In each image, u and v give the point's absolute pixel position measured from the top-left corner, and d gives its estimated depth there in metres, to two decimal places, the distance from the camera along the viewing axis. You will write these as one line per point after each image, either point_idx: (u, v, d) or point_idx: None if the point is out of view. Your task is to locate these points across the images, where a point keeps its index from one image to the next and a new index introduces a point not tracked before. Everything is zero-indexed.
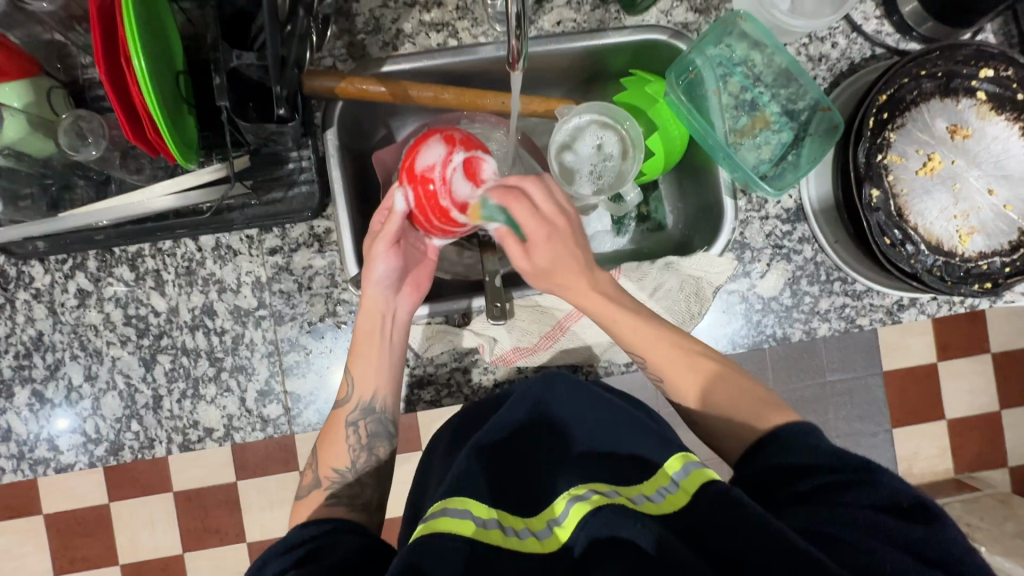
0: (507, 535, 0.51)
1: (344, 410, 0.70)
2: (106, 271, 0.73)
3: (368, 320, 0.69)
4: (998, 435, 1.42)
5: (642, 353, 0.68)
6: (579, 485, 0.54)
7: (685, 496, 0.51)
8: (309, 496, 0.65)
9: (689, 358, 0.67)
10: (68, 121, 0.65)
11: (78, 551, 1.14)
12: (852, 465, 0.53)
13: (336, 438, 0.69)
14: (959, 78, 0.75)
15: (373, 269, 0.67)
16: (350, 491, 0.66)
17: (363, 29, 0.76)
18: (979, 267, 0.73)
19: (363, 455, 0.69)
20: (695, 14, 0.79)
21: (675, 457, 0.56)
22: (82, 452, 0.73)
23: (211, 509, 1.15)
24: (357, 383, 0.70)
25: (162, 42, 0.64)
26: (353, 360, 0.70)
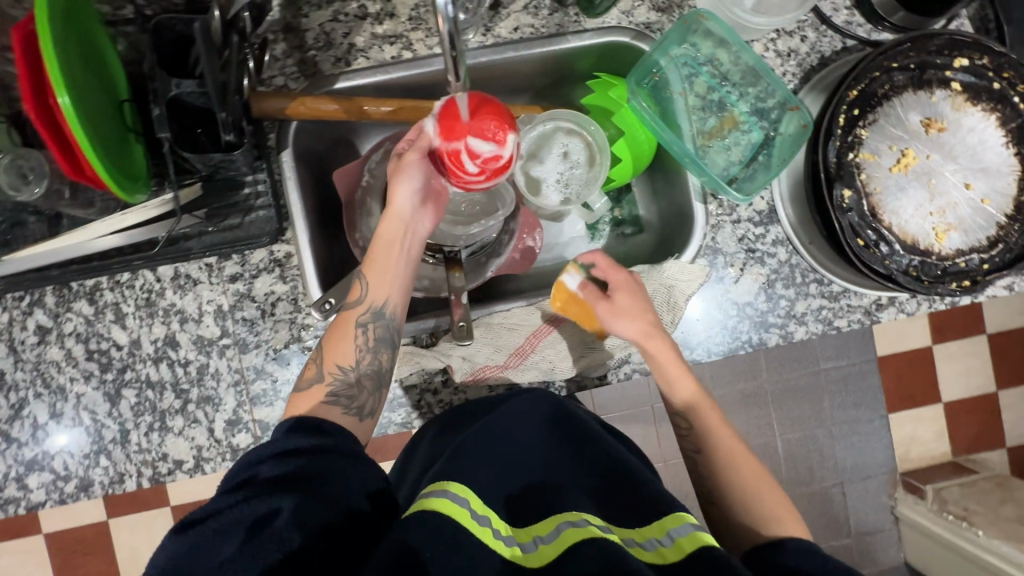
0: (495, 538, 0.47)
1: (354, 310, 0.64)
2: (64, 306, 0.72)
3: (391, 227, 0.66)
4: (998, 417, 1.40)
5: (702, 427, 0.65)
6: (577, 511, 0.50)
7: (677, 553, 0.46)
8: (310, 389, 0.60)
9: (739, 450, 0.63)
10: (5, 160, 0.63)
11: (77, 569, 1.13)
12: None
13: (344, 337, 0.63)
14: (932, 69, 0.72)
15: (399, 182, 0.66)
16: (349, 391, 0.61)
17: (314, 45, 0.73)
18: (956, 265, 0.71)
19: (367, 356, 0.63)
20: (657, 13, 0.77)
21: (675, 514, 0.50)
22: (52, 489, 0.72)
23: None
24: (371, 286, 0.64)
25: (101, 73, 0.61)
26: (369, 264, 0.65)
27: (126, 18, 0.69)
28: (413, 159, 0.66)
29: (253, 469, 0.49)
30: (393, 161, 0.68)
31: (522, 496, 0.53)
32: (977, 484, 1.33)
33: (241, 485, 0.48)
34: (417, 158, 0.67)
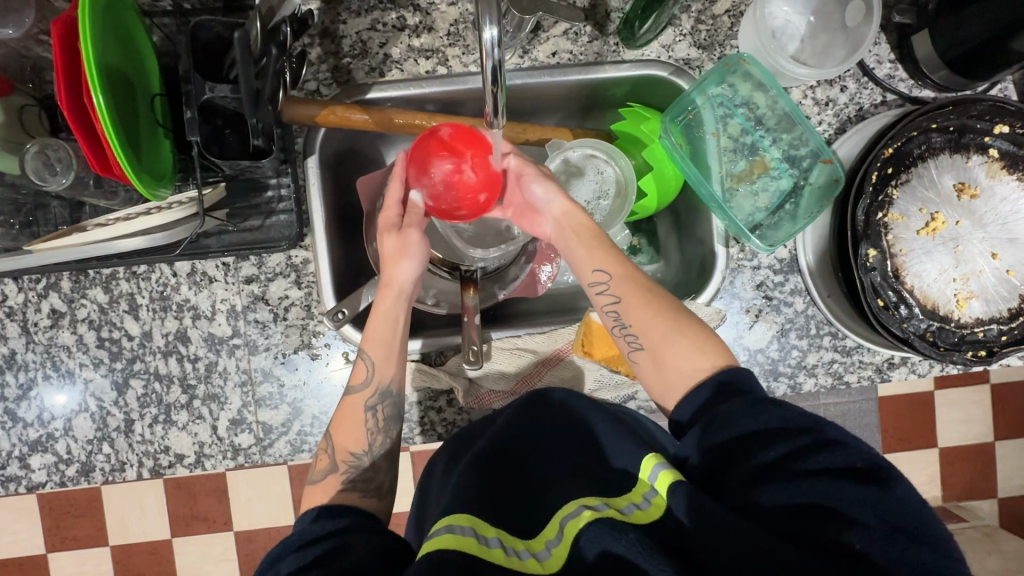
0: (508, 555, 0.49)
1: (360, 395, 0.64)
2: (80, 292, 0.72)
3: (392, 306, 0.67)
4: (992, 468, 1.39)
5: (633, 321, 0.63)
6: (574, 501, 0.52)
7: (663, 503, 0.49)
8: (327, 479, 0.60)
9: (662, 307, 0.63)
10: (33, 149, 0.62)
11: (69, 531, 1.15)
12: (806, 427, 0.49)
13: (353, 420, 0.64)
14: (971, 134, 0.72)
15: (402, 262, 0.67)
16: (365, 476, 0.61)
17: (349, 53, 0.72)
18: (974, 334, 0.71)
19: (380, 438, 0.64)
20: (698, 50, 0.75)
21: (647, 460, 0.54)
22: (54, 472, 0.73)
23: (198, 497, 1.14)
24: (374, 366, 0.65)
25: (136, 69, 0.61)
26: (369, 345, 0.65)
27: (163, 10, 0.68)
28: (415, 240, 0.67)
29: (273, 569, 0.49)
30: (392, 239, 0.68)
31: (524, 506, 0.55)
32: (964, 532, 1.33)
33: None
34: (416, 233, 0.68)
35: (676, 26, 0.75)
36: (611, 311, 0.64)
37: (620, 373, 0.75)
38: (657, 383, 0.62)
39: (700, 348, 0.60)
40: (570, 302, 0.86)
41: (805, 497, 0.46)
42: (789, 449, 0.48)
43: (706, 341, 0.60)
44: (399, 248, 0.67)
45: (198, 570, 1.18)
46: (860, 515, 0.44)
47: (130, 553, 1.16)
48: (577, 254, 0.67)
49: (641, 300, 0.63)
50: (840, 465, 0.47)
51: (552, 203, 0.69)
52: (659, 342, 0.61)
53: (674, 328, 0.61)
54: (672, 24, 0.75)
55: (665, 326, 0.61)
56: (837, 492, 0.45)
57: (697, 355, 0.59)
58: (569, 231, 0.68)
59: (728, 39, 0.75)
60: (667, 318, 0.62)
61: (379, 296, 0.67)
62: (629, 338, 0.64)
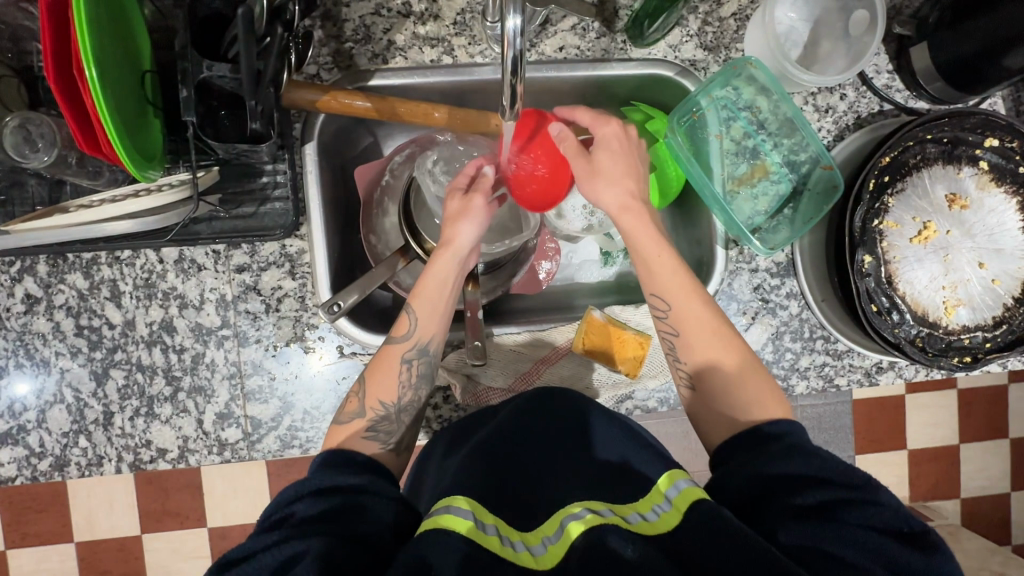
0: (503, 544, 0.48)
1: (399, 345, 0.63)
2: (57, 277, 0.69)
3: (446, 267, 0.65)
4: (956, 469, 1.45)
5: (687, 341, 0.63)
6: (577, 502, 0.51)
7: (678, 515, 0.48)
8: (352, 422, 0.60)
9: (719, 335, 0.62)
10: (13, 124, 0.59)
11: (30, 527, 1.09)
12: (856, 483, 0.49)
13: (387, 371, 0.62)
14: (964, 146, 0.74)
15: (462, 223, 0.65)
16: (389, 425, 0.61)
17: (351, 37, 0.70)
18: (960, 341, 0.73)
19: (409, 394, 0.63)
20: (704, 52, 0.75)
21: (667, 474, 0.53)
22: (25, 466, 0.69)
23: (170, 494, 1.10)
24: (417, 321, 0.63)
25: (126, 42, 0.58)
26: (418, 300, 0.64)
27: None
28: (478, 202, 0.66)
29: (287, 509, 0.49)
30: (457, 198, 0.67)
31: (526, 500, 0.54)
32: None
33: (278, 523, 0.48)
34: (481, 197, 0.67)
35: (683, 26, 0.75)
36: (667, 339, 0.65)
37: (619, 372, 0.76)
38: (701, 421, 0.61)
39: (761, 403, 0.59)
40: (562, 300, 0.86)
41: (830, 542, 0.46)
42: (831, 496, 0.48)
43: (767, 396, 0.59)
44: (461, 208, 0.66)
45: (171, 567, 1.14)
46: (866, 564, 0.45)
47: (97, 550, 1.11)
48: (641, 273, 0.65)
49: (703, 336, 0.62)
50: (876, 521, 0.47)
51: (609, 202, 0.66)
52: (715, 385, 0.60)
53: (731, 370, 0.60)
54: (680, 24, 0.75)
55: (723, 365, 0.61)
56: (863, 542, 0.46)
57: (755, 409, 0.58)
58: (632, 240, 0.65)
59: (734, 42, 0.76)
60: (714, 334, 0.62)
61: (435, 254, 0.65)
62: (682, 371, 0.63)
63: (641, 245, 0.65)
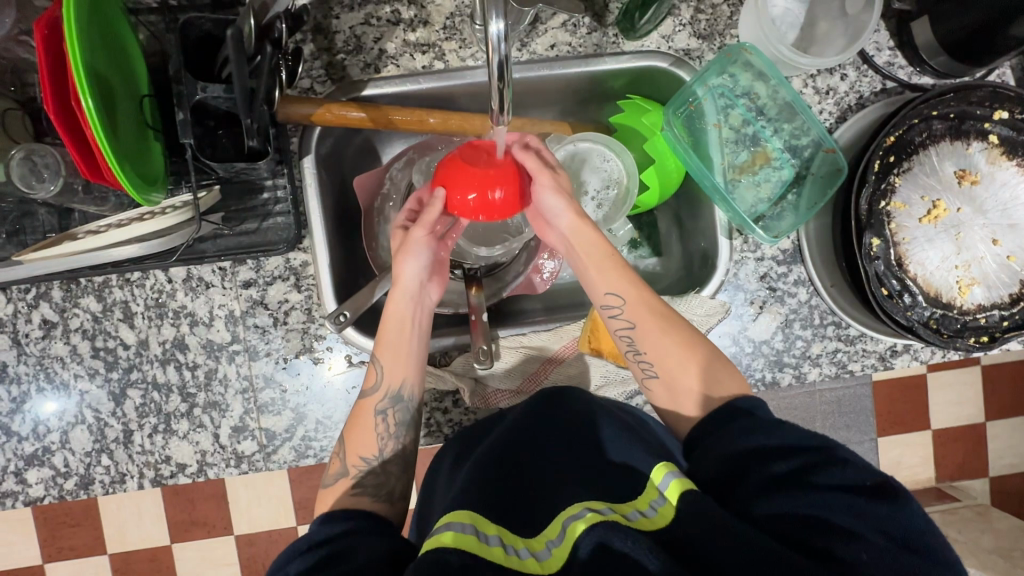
0: (507, 553, 0.48)
1: (372, 398, 0.64)
2: (72, 301, 0.70)
3: (399, 308, 0.65)
4: (983, 448, 1.42)
5: (643, 347, 0.64)
6: (576, 503, 0.51)
7: (672, 508, 0.49)
8: (336, 485, 0.61)
9: (675, 336, 0.63)
10: (18, 156, 0.60)
11: (67, 541, 1.13)
12: (819, 446, 0.51)
13: (364, 425, 0.63)
14: (972, 120, 0.72)
15: (405, 259, 0.64)
16: (376, 480, 0.61)
17: (343, 49, 0.71)
18: (976, 321, 0.71)
19: (390, 443, 0.64)
20: (698, 40, 0.74)
21: (658, 469, 0.53)
22: (52, 486, 0.71)
23: (197, 504, 1.13)
24: (384, 370, 0.65)
25: (123, 68, 0.59)
26: (380, 350, 0.65)
27: (148, 7, 0.65)
28: (419, 236, 0.64)
29: (279, 574, 0.49)
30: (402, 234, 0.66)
31: (530, 504, 0.54)
32: (960, 512, 1.35)
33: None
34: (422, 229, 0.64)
35: (676, 16, 0.74)
36: (625, 336, 0.65)
37: (627, 368, 0.75)
38: (665, 407, 0.63)
39: (716, 376, 0.61)
40: (570, 299, 0.85)
41: (807, 508, 0.47)
42: (803, 462, 0.50)
43: (720, 367, 0.62)
44: (402, 242, 0.65)
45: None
46: (859, 528, 0.46)
47: (129, 560, 1.14)
48: (590, 280, 0.66)
49: (656, 329, 0.63)
50: (842, 480, 0.49)
51: (561, 218, 0.66)
52: (673, 370, 0.62)
53: (688, 365, 0.62)
54: (672, 14, 0.74)
55: (683, 361, 0.62)
56: (834, 501, 0.47)
57: (711, 386, 0.60)
58: (580, 254, 0.67)
59: (728, 28, 0.74)
60: (675, 342, 0.63)
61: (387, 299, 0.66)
62: (643, 364, 0.64)
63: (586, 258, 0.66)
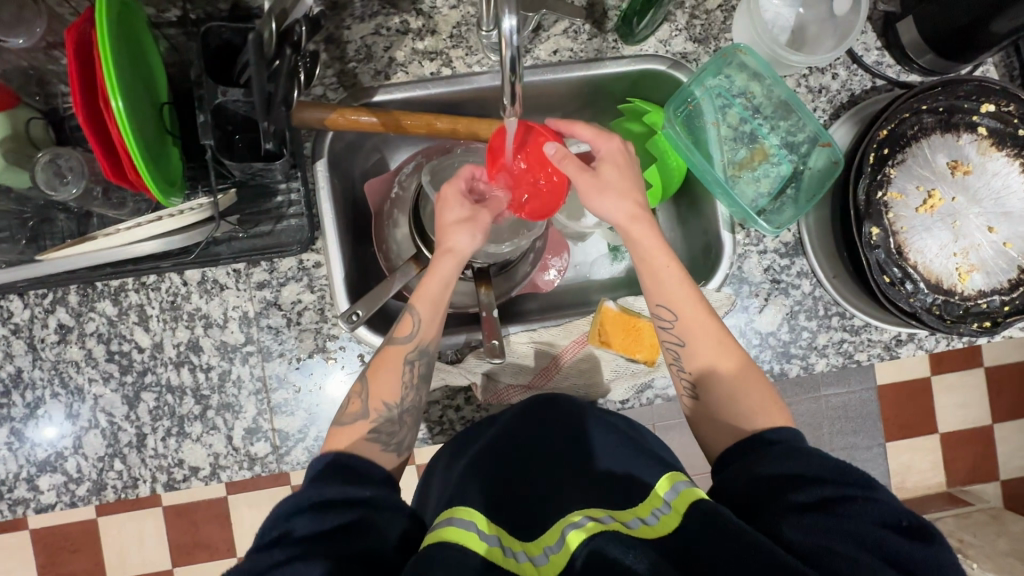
0: (505, 554, 0.49)
1: (401, 346, 0.64)
2: (88, 305, 0.71)
3: (449, 270, 0.66)
4: (992, 450, 1.41)
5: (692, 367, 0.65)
6: (577, 511, 0.52)
7: (677, 517, 0.49)
8: (356, 424, 0.61)
9: (727, 362, 0.64)
10: (45, 159, 0.62)
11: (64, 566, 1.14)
12: (858, 482, 0.50)
13: (390, 368, 0.64)
14: (960, 113, 0.74)
15: (468, 228, 0.66)
16: (391, 427, 0.62)
17: (354, 58, 0.74)
18: (978, 306, 0.73)
19: (411, 394, 0.64)
20: (694, 44, 0.78)
21: (664, 480, 0.54)
22: (64, 492, 0.71)
23: (199, 526, 1.16)
24: (421, 323, 0.64)
25: (146, 76, 0.61)
26: (420, 301, 0.65)
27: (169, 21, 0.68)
28: (484, 217, 0.67)
29: (284, 525, 0.49)
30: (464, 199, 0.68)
31: (528, 514, 0.55)
32: (973, 516, 1.33)
33: (277, 540, 0.48)
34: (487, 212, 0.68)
35: (672, 21, 0.77)
36: (672, 349, 0.66)
37: (637, 361, 0.75)
38: (705, 430, 0.63)
39: (748, 394, 0.62)
40: (576, 296, 0.89)
41: (823, 537, 0.46)
42: (833, 494, 0.49)
43: (769, 406, 0.61)
44: (471, 213, 0.67)
45: None
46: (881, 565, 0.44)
47: None
48: (646, 284, 0.67)
49: (708, 348, 0.64)
50: (875, 518, 0.47)
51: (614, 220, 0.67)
52: (719, 393, 0.63)
53: (736, 393, 0.62)
54: (668, 20, 0.77)
55: (731, 385, 0.63)
56: (844, 531, 0.47)
57: (762, 417, 0.60)
58: (635, 254, 0.67)
59: (723, 32, 0.78)
60: (732, 371, 0.63)
61: (437, 257, 0.66)
62: (684, 381, 0.66)
63: (645, 257, 0.66)
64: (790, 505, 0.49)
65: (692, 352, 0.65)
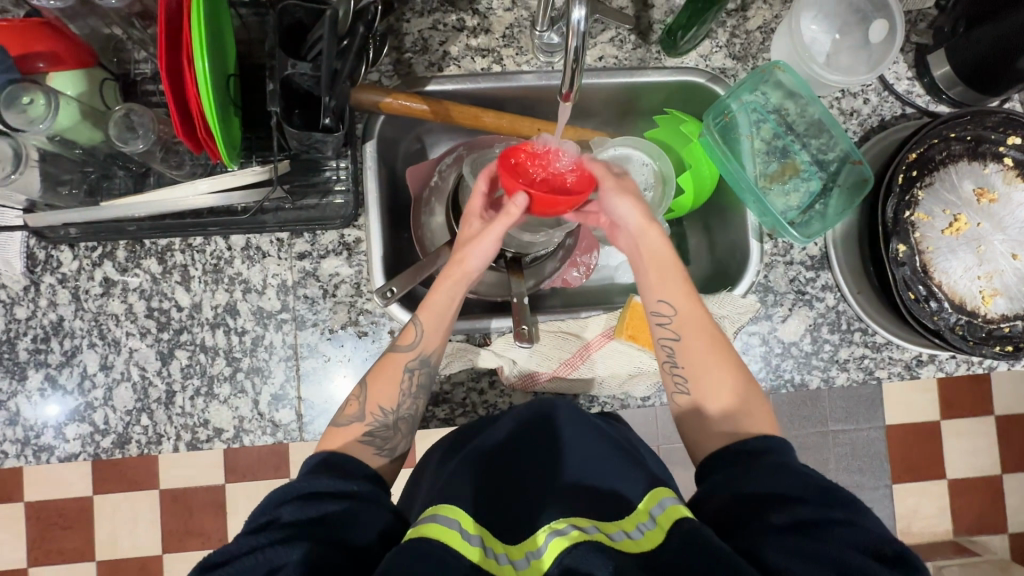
0: (487, 556, 0.49)
1: (403, 355, 0.66)
2: (134, 261, 0.74)
3: (453, 289, 0.67)
4: (1001, 501, 1.39)
5: (682, 364, 0.65)
6: (561, 519, 0.53)
7: (661, 533, 0.50)
8: (348, 427, 0.62)
9: (719, 363, 0.65)
10: (119, 113, 0.65)
11: (55, 543, 1.10)
12: (842, 502, 0.50)
13: (391, 376, 0.65)
14: (987, 143, 0.77)
15: (478, 247, 0.67)
16: (386, 432, 0.62)
17: (411, 49, 0.78)
18: (1001, 330, 0.74)
19: (409, 401, 0.65)
20: (733, 61, 0.81)
21: (654, 493, 0.55)
22: (89, 443, 0.72)
23: (196, 512, 1.12)
24: (422, 336, 0.66)
25: (221, 44, 0.65)
26: (424, 313, 0.67)
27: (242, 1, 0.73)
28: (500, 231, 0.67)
29: (272, 513, 0.50)
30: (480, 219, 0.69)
31: (517, 516, 0.55)
32: (981, 566, 1.30)
33: (263, 525, 0.49)
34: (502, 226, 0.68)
35: (713, 38, 0.81)
36: (667, 346, 0.67)
37: None
38: (693, 432, 0.63)
39: (736, 396, 0.63)
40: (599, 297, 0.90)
41: (802, 562, 0.46)
42: (814, 515, 0.49)
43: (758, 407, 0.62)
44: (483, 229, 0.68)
45: None
46: None
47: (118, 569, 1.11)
48: (648, 280, 0.69)
49: (701, 344, 0.65)
50: (856, 543, 0.47)
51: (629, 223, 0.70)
52: (709, 392, 0.63)
53: (726, 397, 0.63)
54: (710, 36, 0.81)
55: (723, 386, 0.63)
56: (823, 554, 0.46)
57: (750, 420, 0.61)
58: (644, 253, 0.69)
59: (761, 52, 0.82)
60: (721, 368, 0.64)
61: (444, 274, 0.67)
62: (677, 378, 0.66)
63: (654, 255, 0.69)
64: (768, 525, 0.49)
65: (685, 351, 0.65)
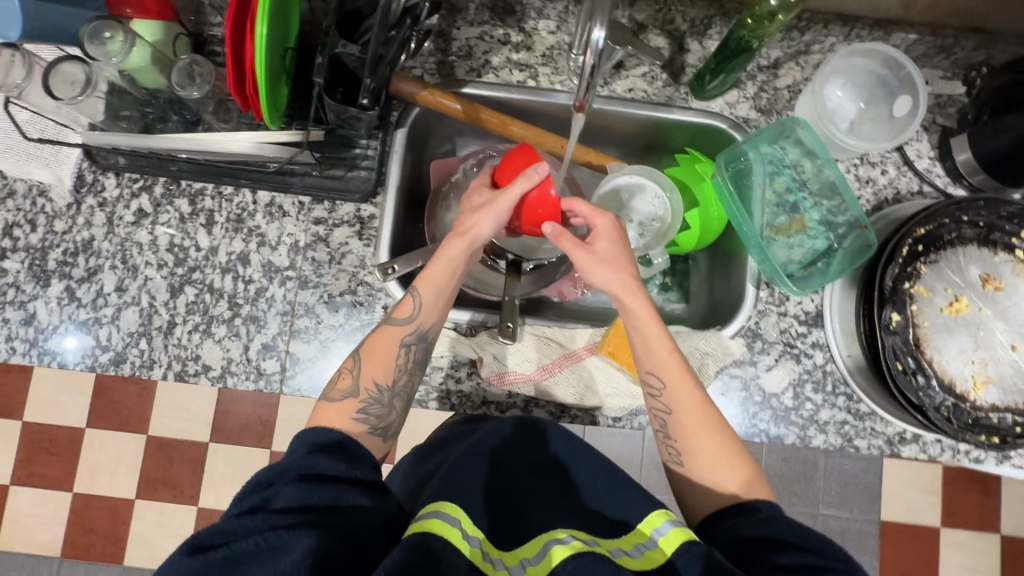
0: (484, 559, 0.48)
1: (399, 328, 0.67)
2: (168, 199, 0.80)
3: (457, 253, 0.69)
4: None
5: (676, 440, 0.63)
6: (562, 528, 0.51)
7: (662, 554, 0.49)
8: (343, 401, 0.63)
9: (717, 438, 0.62)
10: (184, 62, 0.72)
11: (33, 469, 1.03)
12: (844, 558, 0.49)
13: (384, 347, 0.66)
14: (1000, 232, 0.77)
15: (486, 215, 0.69)
16: (380, 410, 0.64)
17: (455, 53, 0.84)
18: (988, 419, 0.72)
19: (404, 377, 0.67)
20: (757, 113, 0.85)
21: (655, 513, 0.54)
22: (89, 356, 0.76)
23: (173, 463, 1.04)
24: (420, 307, 0.67)
25: (287, 20, 0.72)
26: (424, 286, 0.68)
27: None
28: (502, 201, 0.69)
29: (266, 493, 0.49)
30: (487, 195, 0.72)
31: (505, 518, 0.54)
32: None
33: (256, 507, 0.48)
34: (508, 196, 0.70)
35: (741, 89, 0.85)
36: (660, 417, 0.64)
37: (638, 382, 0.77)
38: (689, 493, 0.61)
39: (727, 475, 0.60)
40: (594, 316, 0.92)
41: None
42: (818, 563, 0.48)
43: (756, 480, 0.59)
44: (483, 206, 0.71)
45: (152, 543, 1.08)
46: None
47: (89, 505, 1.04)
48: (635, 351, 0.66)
49: (695, 421, 0.62)
50: None
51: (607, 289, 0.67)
52: (702, 463, 0.61)
53: (721, 475, 0.60)
54: (738, 86, 0.85)
55: (720, 453, 0.61)
56: None
57: (749, 489, 0.58)
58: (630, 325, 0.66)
59: (785, 109, 0.85)
60: (716, 443, 0.61)
61: (449, 239, 0.69)
62: (671, 449, 0.63)
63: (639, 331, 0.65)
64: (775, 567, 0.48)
65: (678, 426, 0.63)
